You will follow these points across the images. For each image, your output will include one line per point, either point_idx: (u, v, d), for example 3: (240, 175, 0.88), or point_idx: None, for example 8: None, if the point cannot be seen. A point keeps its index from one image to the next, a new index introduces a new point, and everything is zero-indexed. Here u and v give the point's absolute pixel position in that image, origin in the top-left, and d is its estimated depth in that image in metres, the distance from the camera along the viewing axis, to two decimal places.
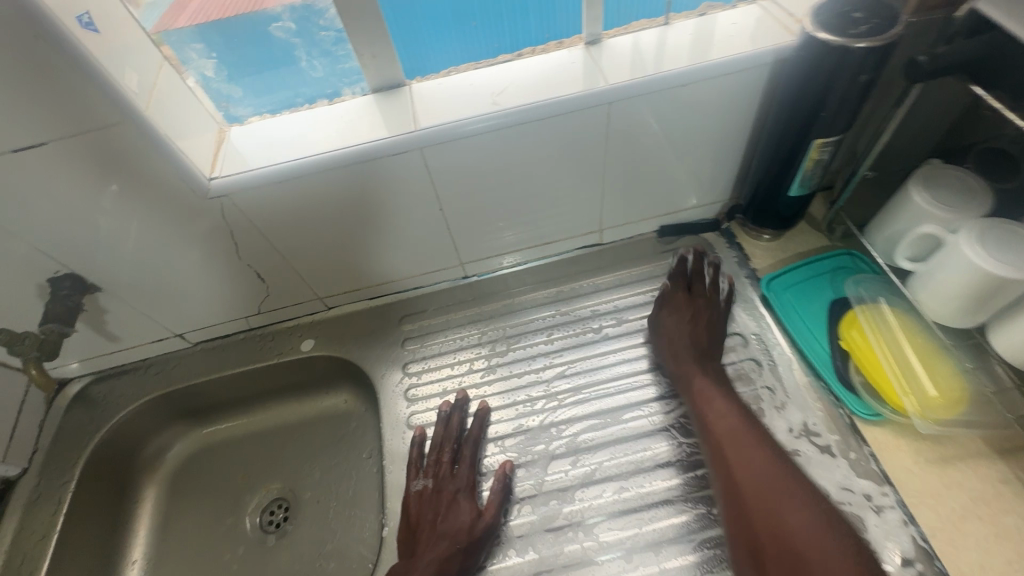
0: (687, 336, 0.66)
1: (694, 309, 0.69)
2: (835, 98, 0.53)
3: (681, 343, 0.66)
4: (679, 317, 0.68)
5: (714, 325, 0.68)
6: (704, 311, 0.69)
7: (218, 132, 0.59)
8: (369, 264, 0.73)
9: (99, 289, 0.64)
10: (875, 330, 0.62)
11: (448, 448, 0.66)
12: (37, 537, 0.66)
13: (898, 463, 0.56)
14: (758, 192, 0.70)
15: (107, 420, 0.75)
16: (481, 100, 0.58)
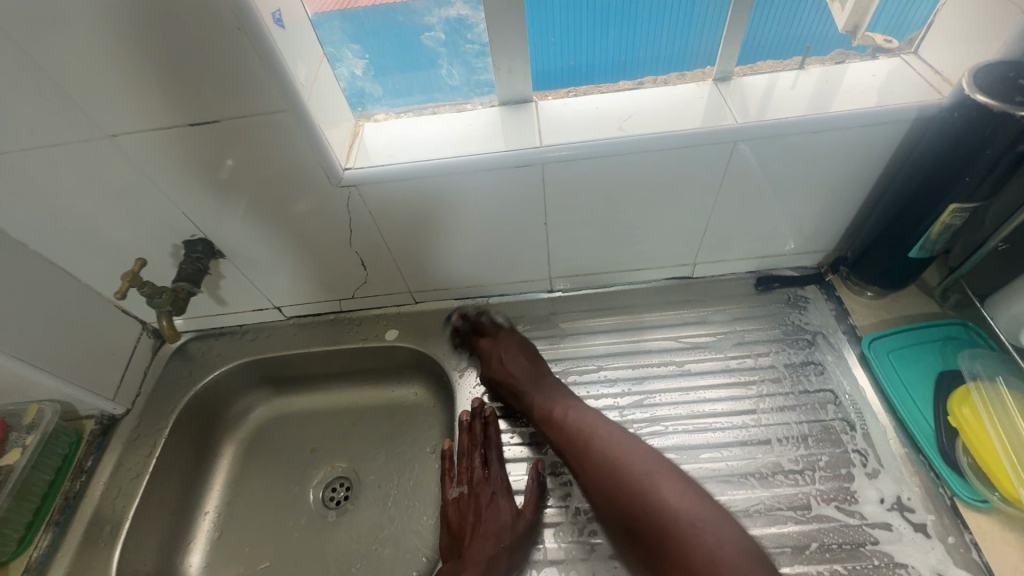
0: (527, 365, 0.71)
1: (522, 343, 0.75)
2: (982, 165, 0.51)
3: (517, 370, 0.71)
4: (508, 350, 0.73)
5: (534, 354, 0.73)
6: (514, 344, 0.74)
7: (353, 126, 0.64)
8: (463, 266, 0.75)
9: (223, 255, 0.70)
10: (989, 412, 0.58)
11: (478, 453, 0.69)
12: (133, 474, 0.72)
13: (1003, 557, 0.53)
14: (871, 248, 0.67)
15: (203, 376, 0.81)
16: (608, 125, 0.60)
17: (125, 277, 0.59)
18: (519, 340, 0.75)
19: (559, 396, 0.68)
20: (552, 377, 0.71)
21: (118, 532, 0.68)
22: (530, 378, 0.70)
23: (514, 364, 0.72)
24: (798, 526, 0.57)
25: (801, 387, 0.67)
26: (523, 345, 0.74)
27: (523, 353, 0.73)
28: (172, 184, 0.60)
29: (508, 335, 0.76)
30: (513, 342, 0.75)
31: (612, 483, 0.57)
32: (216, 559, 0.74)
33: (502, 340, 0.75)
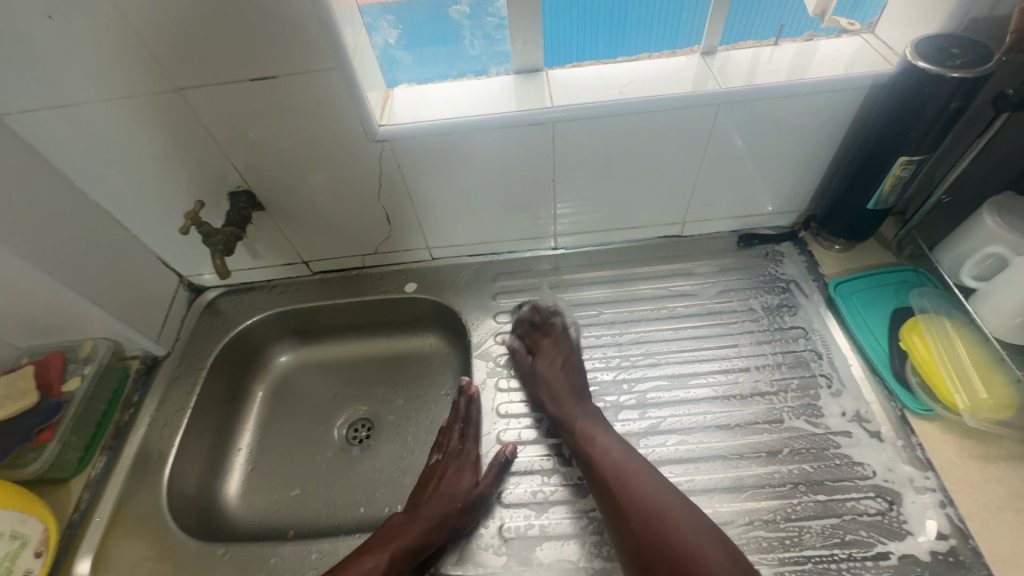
0: (567, 386, 0.71)
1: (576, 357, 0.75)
2: (924, 121, 0.61)
3: (569, 395, 0.70)
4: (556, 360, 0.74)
5: (574, 373, 0.72)
6: (562, 356, 0.74)
7: (382, 93, 0.71)
8: (477, 222, 0.84)
9: (264, 207, 0.79)
10: (934, 337, 0.68)
11: (456, 427, 0.71)
12: (176, 407, 0.79)
13: (943, 454, 0.62)
14: (836, 204, 0.77)
15: (235, 325, 0.88)
16: (610, 89, 0.69)
17: (187, 216, 0.69)
18: (573, 358, 0.74)
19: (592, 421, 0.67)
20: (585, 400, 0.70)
21: (166, 455, 0.74)
22: (572, 397, 0.69)
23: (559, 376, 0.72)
24: (773, 435, 0.66)
25: (776, 326, 0.77)
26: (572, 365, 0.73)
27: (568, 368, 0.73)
28: (227, 137, 0.68)
29: (563, 347, 0.76)
30: (563, 357, 0.74)
31: (649, 530, 0.55)
32: (251, 488, 0.81)
33: (552, 352, 0.75)
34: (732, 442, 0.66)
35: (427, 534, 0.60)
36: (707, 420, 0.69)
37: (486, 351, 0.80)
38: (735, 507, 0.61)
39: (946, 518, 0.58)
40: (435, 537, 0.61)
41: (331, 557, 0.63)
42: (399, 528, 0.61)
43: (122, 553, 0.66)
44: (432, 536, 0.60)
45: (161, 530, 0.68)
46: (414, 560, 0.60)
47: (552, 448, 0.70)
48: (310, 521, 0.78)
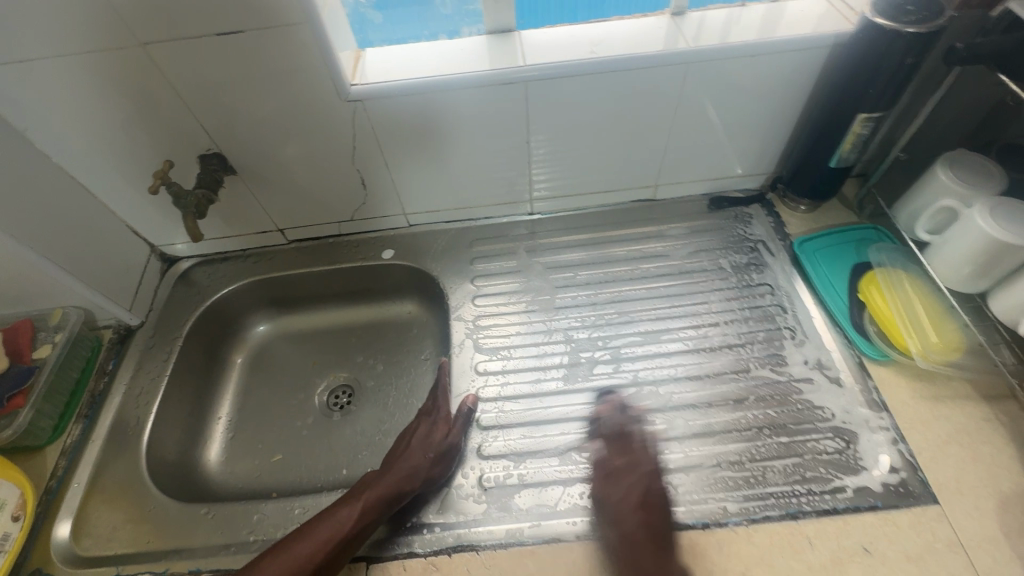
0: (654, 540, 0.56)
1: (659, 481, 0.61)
2: (882, 77, 0.63)
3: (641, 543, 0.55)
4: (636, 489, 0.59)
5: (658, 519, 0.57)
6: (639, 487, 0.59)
7: (354, 53, 0.71)
8: (453, 186, 0.84)
9: (236, 171, 0.78)
10: (890, 289, 0.71)
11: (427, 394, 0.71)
12: (152, 376, 0.78)
13: (897, 396, 0.66)
14: (801, 165, 0.80)
15: (210, 294, 0.87)
16: (582, 49, 0.69)
17: (155, 175, 0.69)
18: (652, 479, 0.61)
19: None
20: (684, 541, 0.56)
21: (143, 422, 0.74)
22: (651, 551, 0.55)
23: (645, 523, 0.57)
24: (740, 384, 0.70)
25: (744, 283, 0.80)
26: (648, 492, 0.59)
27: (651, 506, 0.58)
28: (194, 96, 0.67)
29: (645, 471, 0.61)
30: (642, 483, 0.60)
31: None
32: (232, 455, 0.82)
33: (632, 475, 0.61)
34: (701, 391, 0.69)
35: (402, 483, 0.60)
36: (678, 372, 0.71)
37: (463, 314, 0.81)
38: (703, 451, 0.64)
39: (898, 453, 0.61)
40: (410, 487, 0.61)
41: (314, 512, 0.64)
42: (373, 480, 0.61)
43: (101, 517, 0.66)
44: (407, 486, 0.60)
45: (140, 494, 0.68)
46: (389, 509, 0.59)
47: (525, 401, 0.71)
48: (291, 484, 0.79)
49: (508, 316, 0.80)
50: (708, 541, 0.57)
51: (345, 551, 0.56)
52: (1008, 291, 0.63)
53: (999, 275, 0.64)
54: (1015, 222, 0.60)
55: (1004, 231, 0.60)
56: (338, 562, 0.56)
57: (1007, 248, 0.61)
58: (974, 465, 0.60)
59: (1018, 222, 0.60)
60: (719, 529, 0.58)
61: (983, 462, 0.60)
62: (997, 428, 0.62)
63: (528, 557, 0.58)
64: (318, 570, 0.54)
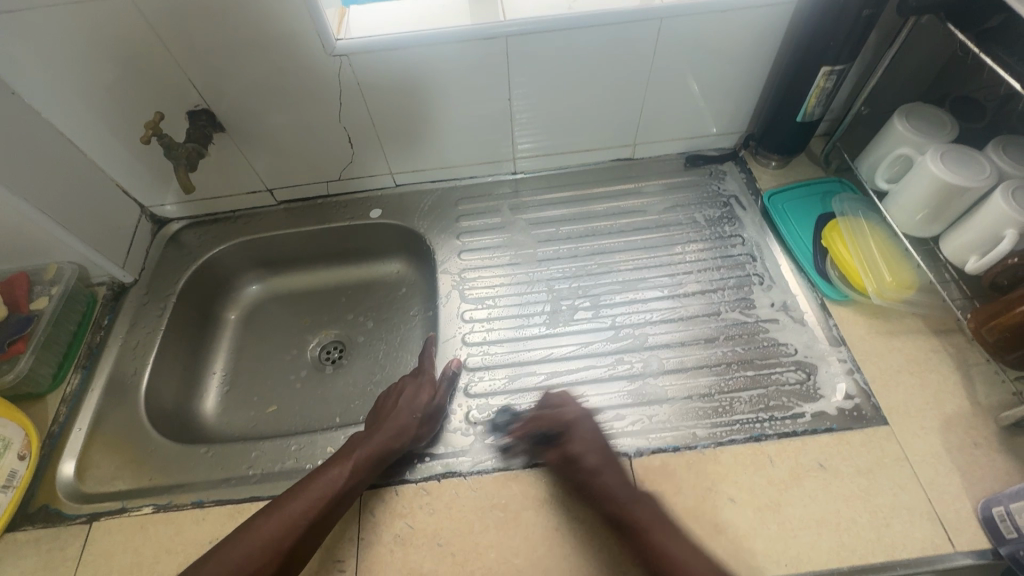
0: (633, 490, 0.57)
1: (605, 448, 0.61)
2: (842, 30, 0.67)
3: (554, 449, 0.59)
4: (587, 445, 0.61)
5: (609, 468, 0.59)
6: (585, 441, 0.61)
7: (338, 10, 0.73)
8: (438, 145, 0.87)
9: (224, 129, 0.79)
10: (852, 235, 0.76)
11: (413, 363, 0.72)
12: (148, 330, 0.80)
13: (854, 331, 0.71)
14: (770, 121, 0.83)
15: (202, 253, 0.89)
16: (560, 5, 0.72)
17: (148, 126, 0.70)
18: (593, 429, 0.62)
19: (662, 529, 0.53)
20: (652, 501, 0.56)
21: (140, 373, 0.76)
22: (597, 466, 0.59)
23: (607, 472, 0.58)
24: (712, 326, 0.74)
25: (717, 235, 0.84)
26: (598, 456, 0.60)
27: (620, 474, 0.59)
28: (182, 50, 0.69)
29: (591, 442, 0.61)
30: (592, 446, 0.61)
31: None
32: (228, 406, 0.84)
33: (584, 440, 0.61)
34: (675, 333, 0.74)
35: (390, 441, 0.62)
36: (654, 316, 0.76)
37: (450, 268, 0.84)
38: (676, 385, 0.69)
39: (853, 382, 0.66)
40: (398, 445, 0.62)
41: (310, 448, 0.68)
42: (361, 441, 0.62)
43: (103, 459, 0.69)
44: (396, 443, 0.62)
45: (141, 437, 0.70)
46: (379, 466, 0.61)
47: (510, 343, 0.75)
48: (287, 432, 0.82)
49: (494, 269, 0.83)
50: (678, 462, 0.62)
51: (339, 508, 0.57)
52: (956, 232, 0.68)
53: (949, 219, 0.69)
54: (962, 166, 0.65)
55: (953, 174, 0.64)
56: (332, 518, 0.57)
57: (955, 191, 0.65)
58: (921, 390, 0.65)
59: (964, 166, 0.65)
60: (689, 451, 0.62)
61: (929, 387, 0.65)
62: (944, 357, 0.67)
63: (512, 481, 0.62)
64: (312, 524, 0.55)
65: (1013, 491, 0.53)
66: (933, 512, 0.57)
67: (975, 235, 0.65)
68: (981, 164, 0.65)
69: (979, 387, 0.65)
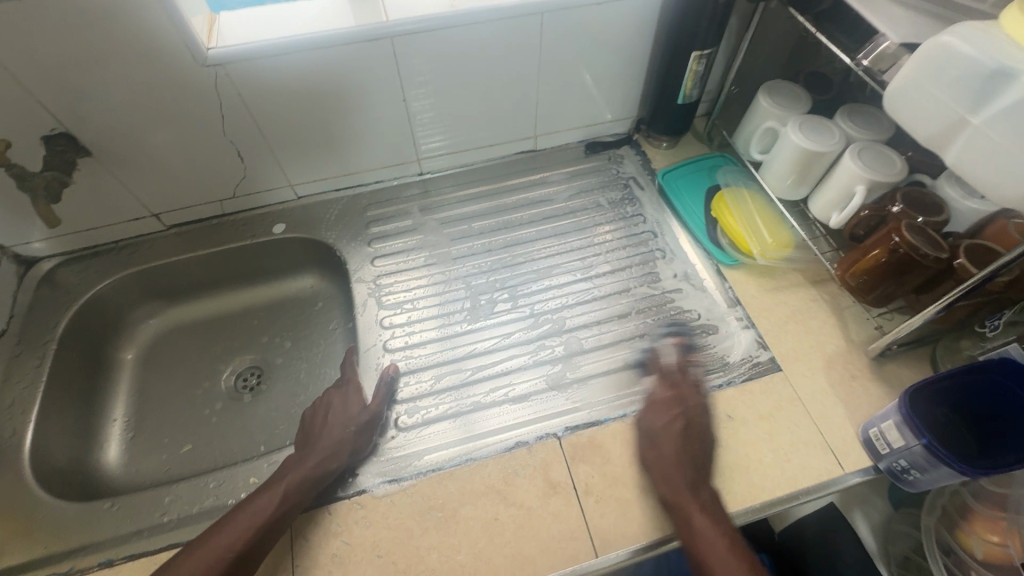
0: (682, 461, 0.60)
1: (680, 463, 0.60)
2: (705, 16, 0.72)
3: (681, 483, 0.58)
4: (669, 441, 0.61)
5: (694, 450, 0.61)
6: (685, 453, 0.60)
7: (208, 17, 0.69)
8: (338, 152, 0.84)
9: (91, 153, 0.72)
10: (735, 203, 0.83)
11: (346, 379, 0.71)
12: (25, 384, 0.72)
13: (747, 291, 0.78)
14: (656, 105, 0.89)
15: (84, 291, 0.80)
16: (443, 3, 0.72)
17: None
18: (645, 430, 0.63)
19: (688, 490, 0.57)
20: (682, 480, 0.58)
21: (21, 433, 0.68)
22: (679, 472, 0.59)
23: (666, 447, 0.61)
24: (625, 302, 0.78)
25: (622, 216, 0.88)
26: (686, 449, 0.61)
27: (687, 456, 0.60)
28: (25, 69, 0.62)
29: (666, 430, 0.62)
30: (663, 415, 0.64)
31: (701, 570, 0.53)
32: (136, 453, 0.78)
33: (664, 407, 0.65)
34: (593, 313, 0.77)
35: (326, 461, 0.61)
36: (571, 299, 0.79)
37: (364, 276, 0.82)
38: (597, 362, 0.72)
39: (748, 337, 0.73)
40: (334, 464, 0.61)
41: (231, 483, 0.64)
42: (296, 464, 0.61)
43: None
44: (333, 462, 0.61)
45: (30, 504, 0.63)
46: (316, 488, 0.59)
47: (437, 343, 0.75)
48: (207, 469, 0.77)
49: (410, 272, 0.83)
50: (605, 435, 0.65)
51: (272, 536, 0.55)
52: (819, 193, 0.76)
53: (812, 182, 0.77)
54: (816, 134, 0.73)
55: (810, 142, 0.72)
56: (266, 548, 0.55)
57: (814, 158, 0.73)
58: (806, 337, 0.73)
59: (818, 134, 0.73)
60: (614, 423, 0.66)
61: (811, 333, 0.73)
62: (822, 304, 0.75)
63: (448, 479, 0.62)
64: (244, 556, 0.53)
65: (883, 413, 0.61)
66: (824, 442, 0.64)
67: (834, 195, 0.73)
68: (831, 131, 0.73)
69: (851, 325, 0.73)
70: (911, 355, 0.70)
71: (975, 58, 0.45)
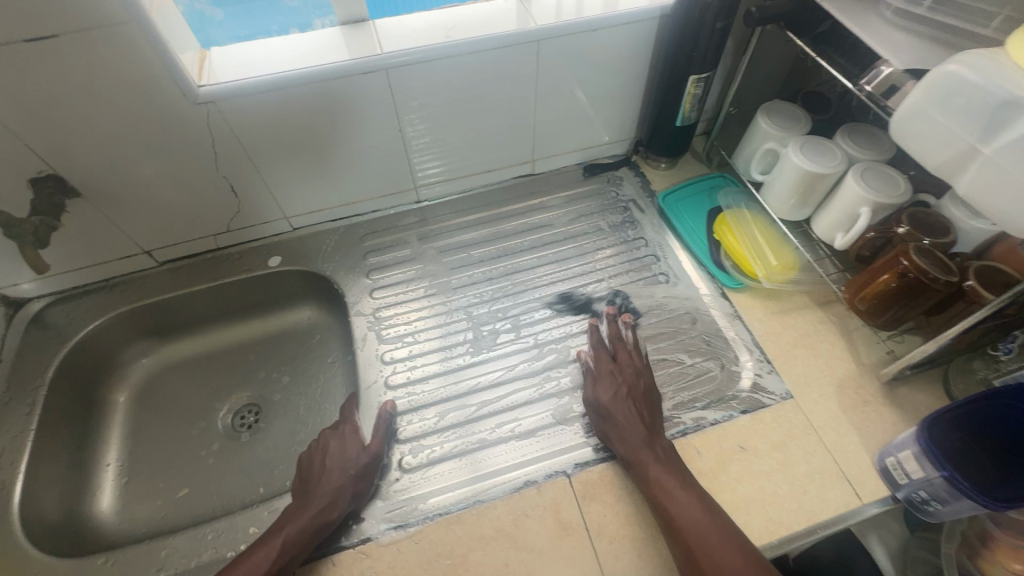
0: (633, 421, 0.63)
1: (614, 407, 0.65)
2: (702, 40, 0.72)
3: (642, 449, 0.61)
4: (625, 399, 0.66)
5: (644, 401, 0.66)
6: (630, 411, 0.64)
7: (199, 53, 0.68)
8: (333, 183, 0.83)
9: (80, 193, 0.71)
10: (738, 225, 0.83)
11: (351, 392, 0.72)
12: (14, 432, 0.69)
13: (753, 315, 0.76)
14: (654, 127, 0.88)
15: (74, 333, 0.78)
16: (437, 33, 0.71)
17: None
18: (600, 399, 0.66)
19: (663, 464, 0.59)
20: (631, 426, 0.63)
21: (10, 485, 0.65)
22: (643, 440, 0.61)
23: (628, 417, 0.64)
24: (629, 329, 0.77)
25: (622, 240, 0.87)
26: (634, 396, 0.66)
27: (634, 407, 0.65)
28: (11, 112, 0.60)
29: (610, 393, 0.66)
30: (623, 383, 0.67)
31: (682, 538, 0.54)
32: (129, 500, 0.75)
33: (612, 378, 0.68)
34: (597, 342, 0.76)
35: (326, 511, 0.58)
36: (575, 328, 0.77)
37: (362, 308, 0.81)
38: None
39: (757, 362, 0.72)
40: (335, 513, 0.59)
41: (229, 533, 0.62)
42: (294, 514, 0.58)
43: None
44: (333, 511, 0.59)
45: (20, 563, 0.60)
46: (316, 539, 0.57)
47: (440, 378, 0.73)
48: (204, 514, 0.74)
49: (409, 304, 0.81)
50: (615, 472, 0.63)
51: None
52: (822, 214, 0.75)
53: (816, 203, 0.76)
54: (818, 156, 0.72)
55: (813, 163, 0.71)
56: None
57: (817, 179, 0.72)
58: (816, 361, 0.71)
59: (820, 156, 0.72)
60: (624, 458, 0.64)
61: (821, 358, 0.72)
62: (830, 327, 0.74)
63: (456, 524, 0.60)
64: None
65: (900, 442, 0.59)
66: (841, 472, 0.63)
67: (838, 216, 0.72)
68: (833, 152, 0.72)
69: (860, 348, 0.72)
70: (923, 378, 0.69)
71: (986, 88, 0.45)
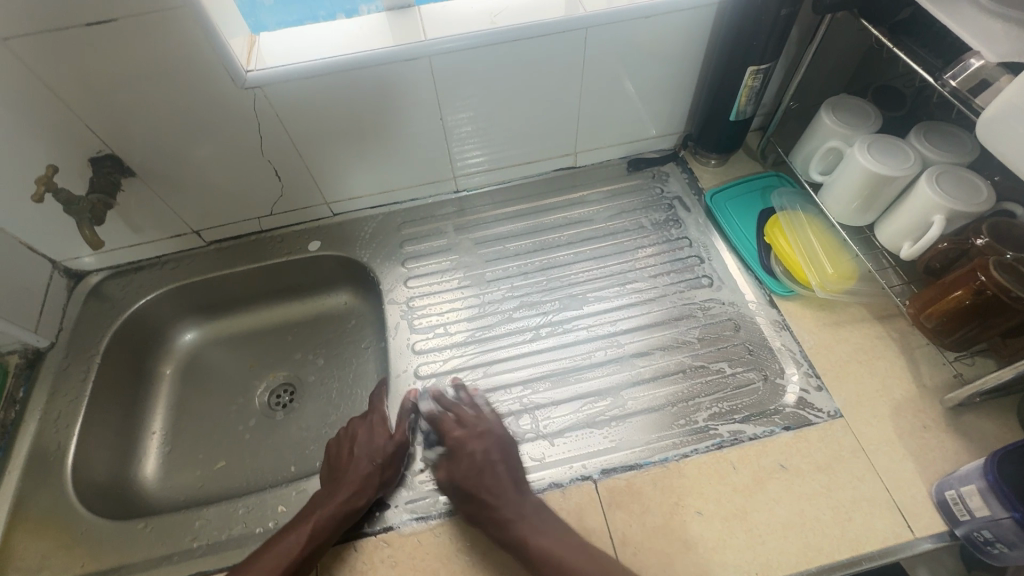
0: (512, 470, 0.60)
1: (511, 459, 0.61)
2: (764, 28, 0.67)
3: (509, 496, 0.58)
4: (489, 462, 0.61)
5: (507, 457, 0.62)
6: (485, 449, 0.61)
7: (248, 38, 0.69)
8: (372, 171, 0.83)
9: (135, 172, 0.74)
10: (791, 228, 0.78)
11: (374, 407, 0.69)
12: (70, 398, 0.73)
13: (803, 325, 0.72)
14: (705, 121, 0.84)
15: (128, 306, 0.82)
16: (483, 20, 0.69)
17: (39, 181, 0.64)
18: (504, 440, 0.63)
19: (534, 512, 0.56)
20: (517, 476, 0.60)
21: (66, 445, 0.69)
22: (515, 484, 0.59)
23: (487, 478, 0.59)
24: (668, 332, 0.74)
25: (665, 239, 0.83)
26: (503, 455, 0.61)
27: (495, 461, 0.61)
28: (71, 92, 0.63)
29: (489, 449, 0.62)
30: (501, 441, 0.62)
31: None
32: (171, 468, 0.78)
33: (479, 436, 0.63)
34: (635, 343, 0.73)
35: (354, 498, 0.59)
36: (611, 327, 0.75)
37: (396, 297, 0.81)
38: (640, 396, 0.68)
39: (804, 376, 0.67)
40: (363, 500, 0.59)
41: (259, 510, 0.64)
42: (324, 498, 0.59)
43: (31, 546, 0.62)
44: (361, 499, 0.59)
45: (71, 518, 0.64)
46: (344, 525, 0.58)
47: (468, 372, 0.72)
48: (239, 487, 0.77)
49: (443, 294, 0.81)
50: (644, 481, 0.61)
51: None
52: (889, 219, 0.69)
53: (881, 207, 0.70)
54: (888, 156, 0.66)
55: (882, 164, 0.65)
56: None
57: (884, 182, 0.66)
58: (872, 379, 0.66)
59: (891, 156, 0.66)
60: (655, 468, 0.62)
61: (876, 376, 0.66)
62: (888, 342, 0.69)
63: (477, 520, 0.60)
64: None
65: (962, 474, 0.54)
66: (892, 501, 0.58)
67: (905, 223, 0.66)
68: (905, 153, 0.66)
69: (923, 368, 0.66)
70: (994, 406, 0.62)
71: None
